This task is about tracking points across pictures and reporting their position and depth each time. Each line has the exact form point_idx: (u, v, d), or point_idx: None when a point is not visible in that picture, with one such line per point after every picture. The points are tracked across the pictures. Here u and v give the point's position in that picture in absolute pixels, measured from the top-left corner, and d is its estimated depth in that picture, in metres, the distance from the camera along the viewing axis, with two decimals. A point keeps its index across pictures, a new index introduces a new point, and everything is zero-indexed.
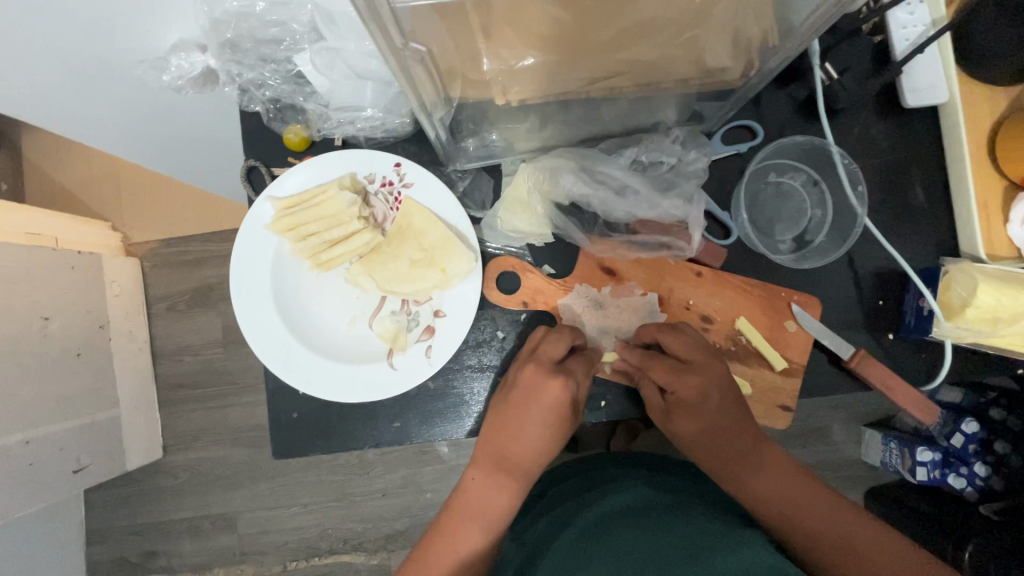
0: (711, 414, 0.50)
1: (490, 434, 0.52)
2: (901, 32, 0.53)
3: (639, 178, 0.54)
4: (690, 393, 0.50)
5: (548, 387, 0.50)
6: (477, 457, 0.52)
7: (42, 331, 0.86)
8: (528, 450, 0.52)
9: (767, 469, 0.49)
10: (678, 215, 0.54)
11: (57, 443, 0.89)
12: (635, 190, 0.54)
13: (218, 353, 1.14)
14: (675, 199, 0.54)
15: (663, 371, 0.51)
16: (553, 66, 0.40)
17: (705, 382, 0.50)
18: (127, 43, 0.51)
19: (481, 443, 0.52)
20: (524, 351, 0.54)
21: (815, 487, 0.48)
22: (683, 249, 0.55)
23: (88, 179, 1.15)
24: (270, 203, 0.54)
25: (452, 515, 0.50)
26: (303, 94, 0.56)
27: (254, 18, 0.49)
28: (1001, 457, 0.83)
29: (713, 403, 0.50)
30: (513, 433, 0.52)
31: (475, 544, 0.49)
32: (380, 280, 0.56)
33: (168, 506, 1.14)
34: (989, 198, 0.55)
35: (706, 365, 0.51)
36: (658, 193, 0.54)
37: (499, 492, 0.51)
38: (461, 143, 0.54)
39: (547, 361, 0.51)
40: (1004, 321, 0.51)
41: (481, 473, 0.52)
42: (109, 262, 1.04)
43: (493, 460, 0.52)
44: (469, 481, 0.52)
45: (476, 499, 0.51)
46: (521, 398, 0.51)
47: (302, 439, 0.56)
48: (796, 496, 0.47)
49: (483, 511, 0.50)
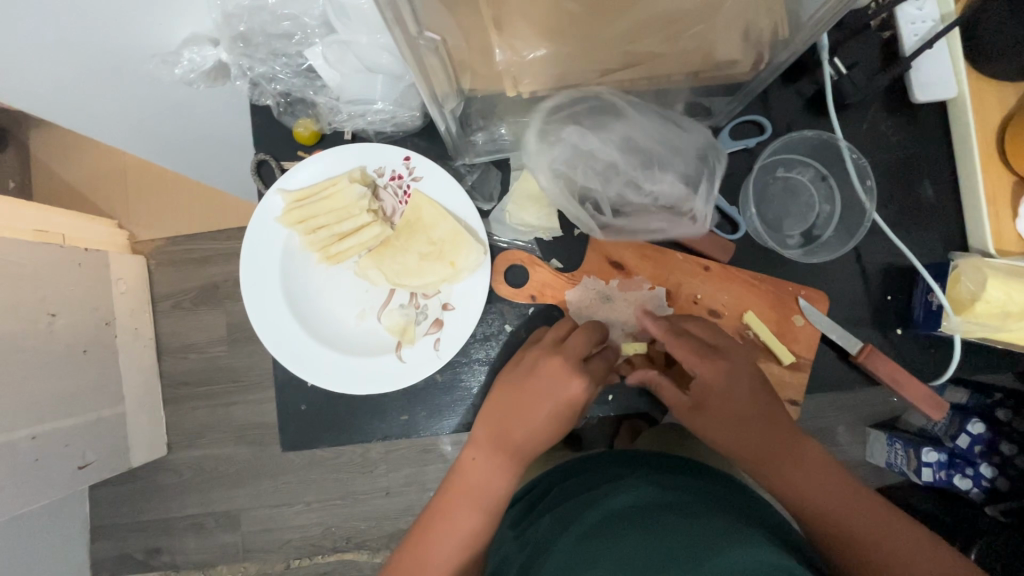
0: (740, 399, 0.49)
1: (495, 417, 0.51)
2: (910, 28, 0.53)
3: (628, 156, 0.51)
4: (719, 377, 0.49)
5: (565, 383, 0.50)
6: (478, 437, 0.51)
7: (48, 327, 0.86)
8: (530, 439, 0.50)
9: (799, 464, 0.48)
10: (676, 194, 0.51)
11: (63, 438, 0.89)
12: (625, 168, 0.51)
13: (223, 351, 1.14)
14: (670, 178, 0.51)
15: (688, 351, 0.50)
16: (564, 58, 0.40)
17: (734, 368, 0.50)
18: (140, 38, 0.52)
19: (483, 422, 0.52)
20: (544, 340, 0.53)
21: (834, 485, 0.47)
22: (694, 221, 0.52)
23: (96, 176, 1.15)
24: (280, 195, 0.55)
25: (448, 503, 0.49)
26: (314, 88, 0.56)
27: (266, 12, 0.50)
28: (1007, 457, 0.82)
29: (743, 389, 0.50)
30: (521, 421, 0.50)
31: (474, 524, 0.49)
32: (389, 273, 0.56)
33: (171, 503, 1.15)
34: (998, 192, 0.54)
35: (732, 350, 0.51)
36: (650, 171, 0.51)
37: (496, 473, 0.50)
38: (470, 137, 0.55)
39: (573, 355, 0.51)
40: (1013, 315, 0.51)
41: (480, 453, 0.51)
42: (116, 259, 1.05)
43: (492, 442, 0.50)
44: (468, 460, 0.51)
45: (476, 479, 0.50)
46: (534, 390, 0.50)
47: (310, 431, 0.57)
48: (836, 501, 0.46)
49: (482, 492, 0.49)
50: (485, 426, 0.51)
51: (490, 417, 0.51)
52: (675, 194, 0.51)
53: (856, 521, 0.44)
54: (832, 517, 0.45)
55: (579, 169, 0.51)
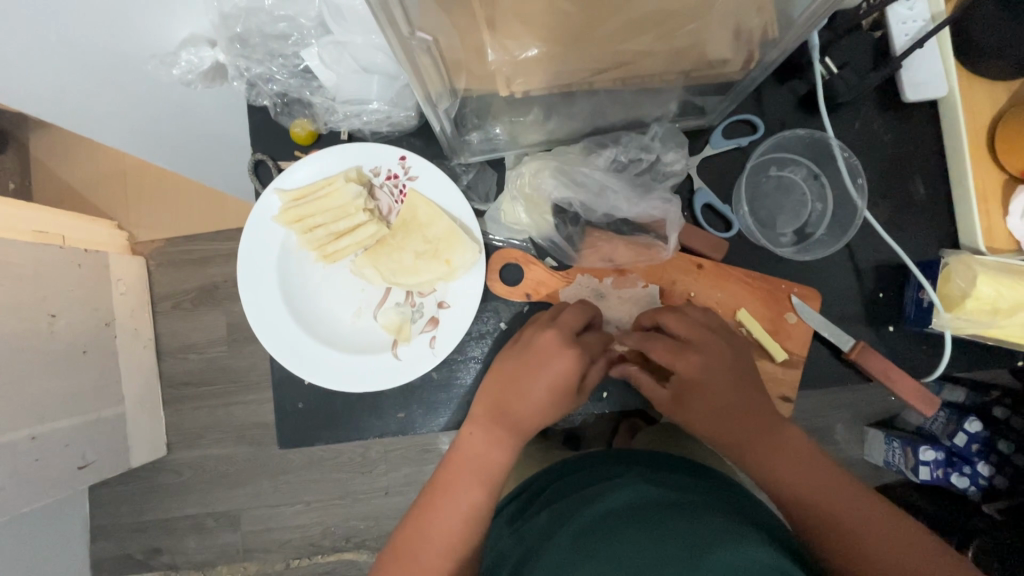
0: (715, 394, 0.49)
1: (491, 394, 0.52)
2: (900, 27, 0.54)
3: (617, 179, 0.56)
4: (691, 373, 0.50)
5: (554, 359, 0.50)
6: (476, 412, 0.52)
7: (49, 328, 0.87)
8: (529, 415, 0.50)
9: (793, 453, 0.48)
10: (656, 215, 0.56)
11: (63, 438, 0.90)
12: (613, 190, 0.56)
13: (222, 352, 1.14)
14: (652, 200, 0.56)
15: (663, 351, 0.51)
16: (557, 58, 0.41)
17: (707, 360, 0.50)
18: (138, 39, 0.52)
19: (480, 400, 0.52)
20: (538, 321, 0.54)
21: (833, 482, 0.46)
22: (662, 249, 0.57)
23: (96, 178, 1.16)
24: (276, 194, 0.55)
25: (443, 491, 0.49)
26: (310, 88, 0.56)
27: (264, 13, 0.50)
28: (1005, 456, 0.82)
29: (718, 382, 0.49)
30: (514, 398, 0.50)
31: (474, 499, 0.49)
32: (385, 271, 0.56)
33: (171, 504, 1.15)
34: (989, 190, 0.55)
35: (706, 344, 0.51)
36: (635, 193, 0.56)
37: (495, 448, 0.50)
38: (465, 137, 0.55)
39: (565, 330, 0.52)
40: (1003, 311, 0.52)
41: (478, 428, 0.51)
42: (116, 260, 1.06)
43: (490, 416, 0.51)
44: (467, 436, 0.51)
45: (474, 455, 0.50)
46: (525, 372, 0.51)
47: (307, 429, 0.57)
48: (836, 497, 0.45)
49: (481, 469, 0.50)
50: (483, 402, 0.52)
51: (488, 394, 0.52)
52: (651, 218, 0.56)
53: (858, 522, 0.44)
54: (829, 511, 0.44)
55: (570, 186, 0.56)
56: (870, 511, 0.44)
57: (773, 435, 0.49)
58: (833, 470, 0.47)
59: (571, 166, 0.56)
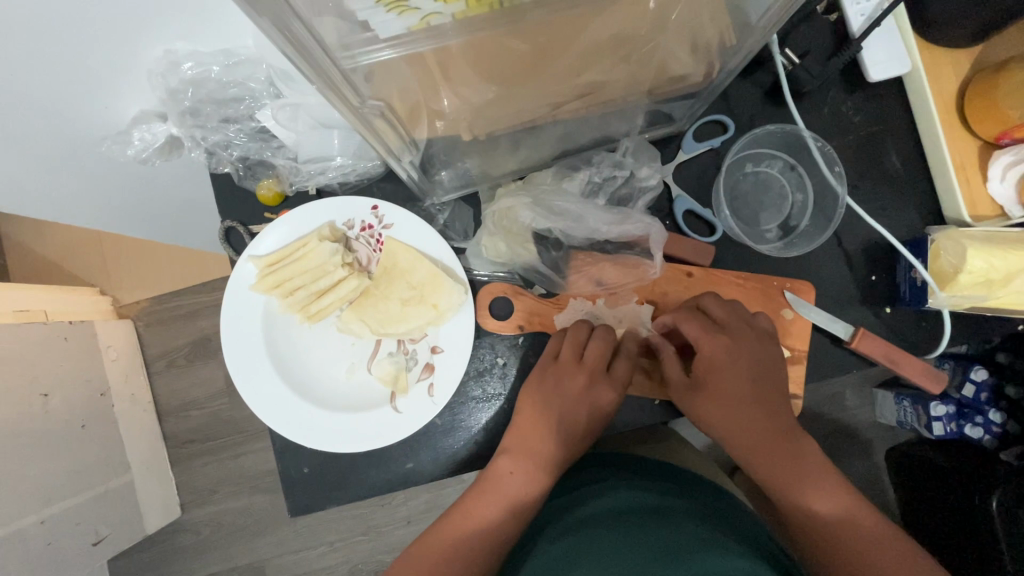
0: (736, 379, 0.51)
1: (524, 431, 0.53)
2: (855, 8, 0.52)
3: (594, 202, 0.55)
4: (719, 352, 0.51)
5: (600, 389, 0.53)
6: (519, 449, 0.52)
7: (43, 408, 0.85)
8: (551, 442, 0.53)
9: (802, 467, 0.49)
10: (641, 231, 0.54)
11: (72, 517, 0.88)
12: (590, 213, 0.55)
13: (224, 404, 1.13)
14: (635, 219, 0.54)
15: (696, 327, 0.52)
16: (513, 98, 0.40)
17: (732, 347, 0.51)
18: (86, 124, 0.50)
19: (512, 434, 0.53)
20: (565, 354, 0.54)
21: (822, 473, 0.49)
22: (649, 267, 0.56)
23: (70, 245, 1.14)
24: (252, 262, 0.54)
25: (455, 510, 0.51)
26: (271, 149, 0.56)
27: (212, 81, 0.49)
28: (1016, 400, 0.73)
29: (742, 367, 0.51)
30: (543, 431, 0.53)
31: (494, 518, 0.50)
32: (372, 324, 0.55)
33: (193, 564, 1.13)
34: (966, 159, 0.55)
35: (739, 331, 0.52)
36: (618, 214, 0.55)
37: (531, 483, 0.52)
38: (435, 177, 0.54)
39: (599, 371, 0.53)
40: (998, 282, 0.51)
41: (518, 467, 0.52)
42: (102, 327, 1.03)
43: (525, 454, 0.52)
44: (502, 466, 0.52)
45: (507, 482, 0.51)
46: (569, 395, 0.53)
47: (317, 493, 0.56)
48: (818, 500, 0.48)
49: (514, 500, 0.51)
50: (516, 435, 0.53)
51: (517, 430, 0.53)
52: (633, 235, 0.55)
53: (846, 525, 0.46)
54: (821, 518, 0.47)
55: (551, 212, 0.54)
56: (850, 515, 0.47)
57: (790, 439, 0.50)
58: (824, 470, 0.49)
59: (548, 196, 0.55)
